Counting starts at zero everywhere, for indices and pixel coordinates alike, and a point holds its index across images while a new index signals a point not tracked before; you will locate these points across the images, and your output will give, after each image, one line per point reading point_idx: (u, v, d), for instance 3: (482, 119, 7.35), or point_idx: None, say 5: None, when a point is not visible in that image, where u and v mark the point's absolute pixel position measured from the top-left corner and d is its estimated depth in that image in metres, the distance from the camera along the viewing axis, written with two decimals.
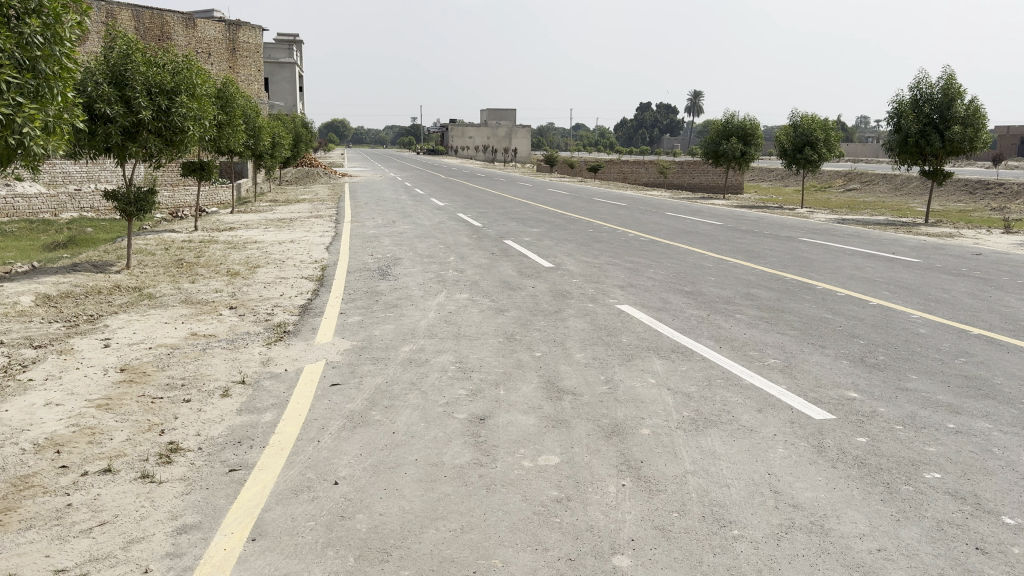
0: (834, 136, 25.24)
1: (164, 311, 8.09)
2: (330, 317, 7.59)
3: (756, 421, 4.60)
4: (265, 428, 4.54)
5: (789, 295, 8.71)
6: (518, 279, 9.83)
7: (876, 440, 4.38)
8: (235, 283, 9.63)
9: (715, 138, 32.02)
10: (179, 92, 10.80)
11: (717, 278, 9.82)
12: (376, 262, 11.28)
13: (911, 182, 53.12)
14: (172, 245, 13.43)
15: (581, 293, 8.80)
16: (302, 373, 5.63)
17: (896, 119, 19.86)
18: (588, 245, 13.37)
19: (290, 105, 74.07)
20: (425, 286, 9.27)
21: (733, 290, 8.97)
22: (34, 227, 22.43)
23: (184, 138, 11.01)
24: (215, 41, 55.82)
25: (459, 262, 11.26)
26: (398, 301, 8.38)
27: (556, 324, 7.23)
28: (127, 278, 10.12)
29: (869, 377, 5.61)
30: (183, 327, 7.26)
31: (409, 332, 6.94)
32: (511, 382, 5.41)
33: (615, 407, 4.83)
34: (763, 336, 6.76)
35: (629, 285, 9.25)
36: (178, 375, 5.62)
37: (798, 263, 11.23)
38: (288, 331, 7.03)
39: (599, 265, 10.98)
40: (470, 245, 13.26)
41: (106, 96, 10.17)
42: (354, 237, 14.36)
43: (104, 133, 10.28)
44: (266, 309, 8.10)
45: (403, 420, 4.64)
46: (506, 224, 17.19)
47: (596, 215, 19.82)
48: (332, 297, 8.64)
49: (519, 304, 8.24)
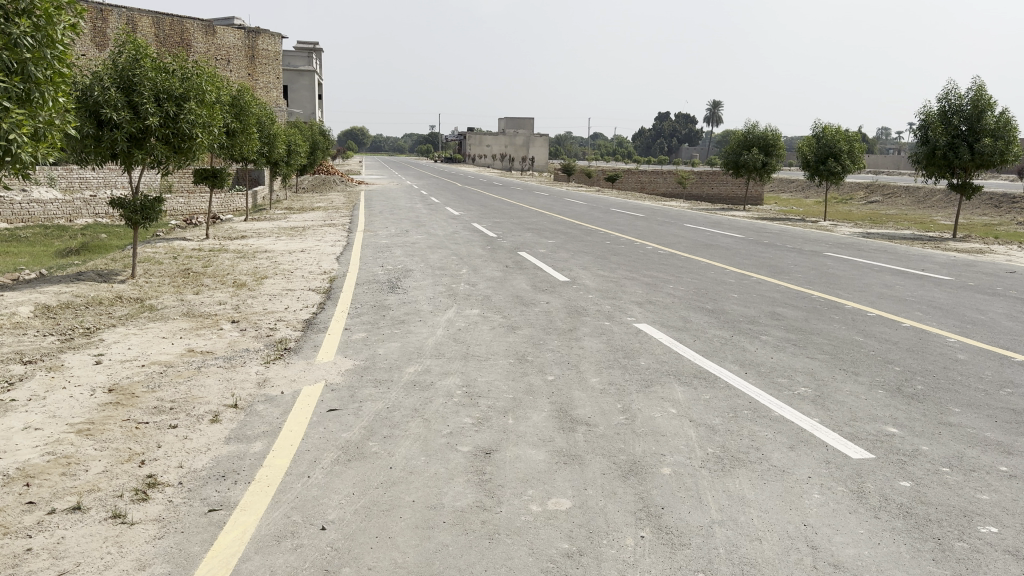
0: (858, 148, 24.68)
1: (163, 325, 7.79)
2: (334, 334, 7.25)
3: (788, 461, 4.22)
4: (253, 460, 4.20)
5: (817, 315, 8.29)
6: (532, 293, 9.46)
7: (922, 485, 3.97)
8: (239, 295, 9.32)
9: (735, 149, 31.53)
10: (188, 99, 10.56)
11: (740, 295, 9.41)
12: (386, 273, 10.96)
13: (934, 195, 52.23)
14: (180, 254, 13.19)
15: (598, 310, 8.42)
16: (299, 397, 5.30)
17: (923, 131, 19.35)
18: (605, 258, 12.99)
19: (308, 113, 74.37)
20: (435, 301, 8.93)
21: (757, 309, 8.55)
22: (49, 233, 22.36)
23: (193, 145, 10.78)
24: (235, 48, 56.01)
25: (472, 275, 10.92)
26: (406, 316, 8.04)
27: (570, 344, 6.85)
28: (130, 289, 9.85)
29: (908, 410, 5.20)
30: (181, 343, 6.95)
31: (416, 351, 6.59)
32: (521, 409, 5.04)
33: (633, 440, 4.45)
34: (791, 361, 6.36)
35: (648, 302, 8.86)
36: (168, 397, 5.30)
37: (825, 280, 10.78)
38: (289, 348, 6.71)
39: (616, 280, 10.58)
40: (484, 256, 12.91)
41: (113, 102, 9.92)
42: (365, 248, 14.06)
43: (110, 140, 10.04)
44: (268, 324, 7.78)
45: (403, 453, 4.28)
46: (521, 234, 16.84)
47: (614, 226, 19.42)
48: (338, 311, 8.32)
49: (532, 321, 7.87)
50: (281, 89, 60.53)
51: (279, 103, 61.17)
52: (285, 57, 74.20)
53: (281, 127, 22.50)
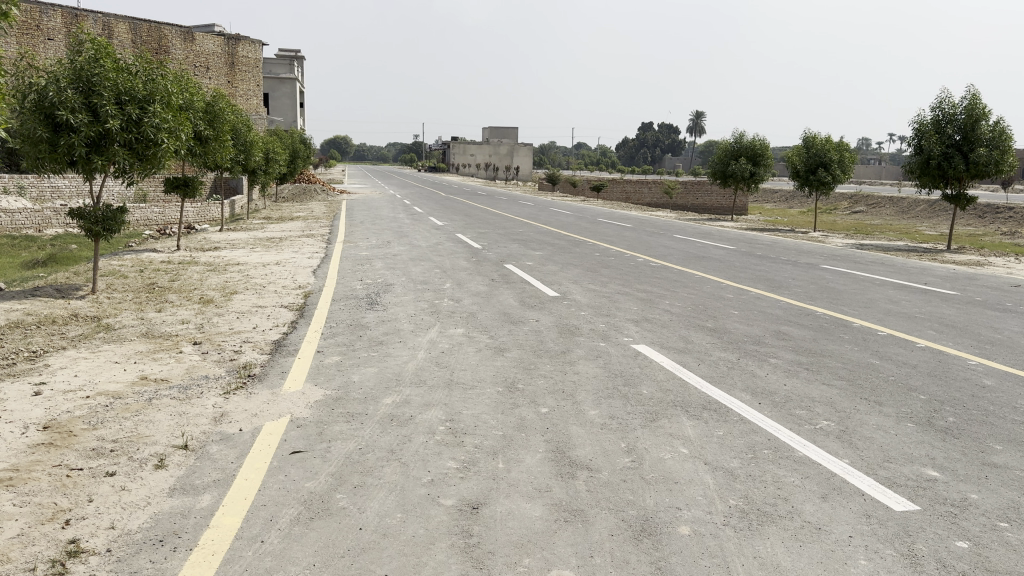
0: (848, 157, 24.33)
1: (118, 347, 7.12)
2: (304, 358, 6.61)
3: (823, 516, 3.65)
4: (198, 519, 3.58)
5: (825, 335, 7.76)
6: (520, 310, 8.87)
7: (982, 546, 3.39)
8: (205, 313, 8.68)
9: (723, 158, 31.16)
10: (152, 102, 9.97)
11: (741, 312, 8.87)
12: (365, 288, 10.34)
13: (918, 205, 52.28)
14: (147, 267, 12.48)
15: (591, 329, 7.84)
16: (260, 436, 4.67)
17: (917, 141, 19.01)
18: (595, 270, 12.44)
19: (290, 121, 73.66)
20: (416, 319, 8.31)
21: (762, 328, 8.01)
22: (16, 244, 21.50)
23: (158, 152, 10.19)
24: (215, 54, 55.15)
25: (456, 289, 10.31)
26: (385, 337, 7.41)
27: (564, 369, 6.27)
28: (88, 305, 9.15)
29: (945, 448, 4.65)
30: (134, 369, 6.29)
31: (394, 378, 5.97)
32: (512, 450, 4.44)
33: (643, 490, 3.86)
34: (807, 389, 5.80)
35: (645, 320, 8.29)
36: (109, 437, 4.65)
37: (828, 295, 10.27)
38: (253, 376, 6.07)
39: (609, 295, 10.02)
40: (469, 270, 12.31)
41: (70, 103, 9.24)
42: (344, 260, 13.43)
43: (67, 145, 9.38)
44: (234, 346, 7.14)
45: (376, 508, 3.66)
46: (507, 245, 16.27)
47: (603, 236, 18.92)
48: (311, 331, 7.68)
49: (522, 341, 7.28)
50: (262, 97, 59.84)
51: (260, 111, 60.38)
52: (266, 64, 73.28)
53: (257, 134, 21.83)
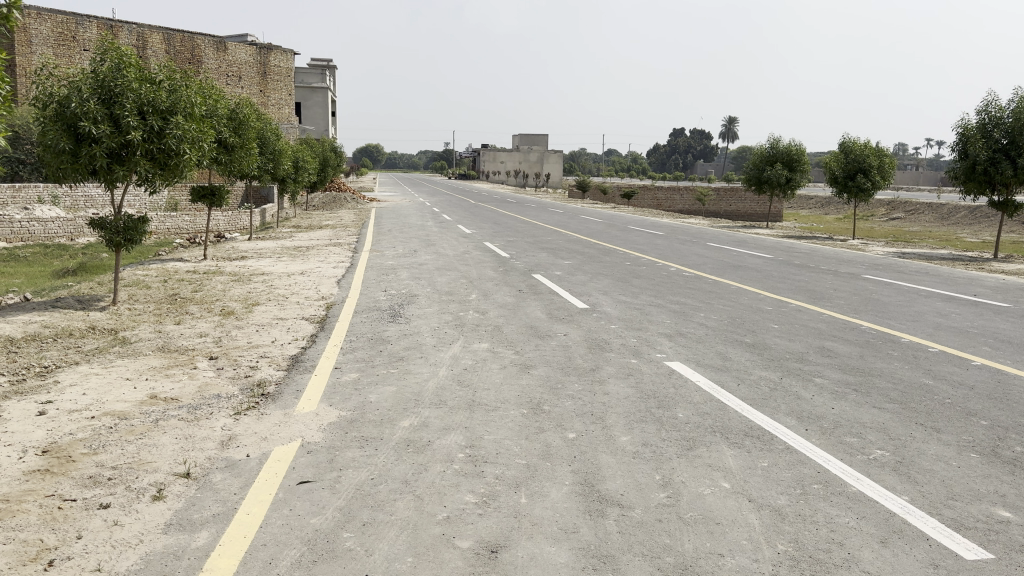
0: (888, 163, 23.61)
1: (131, 362, 6.90)
2: (321, 375, 6.32)
3: (884, 566, 3.25)
4: (193, 559, 3.28)
5: (873, 352, 7.30)
6: (548, 323, 8.53)
7: None
8: (223, 325, 8.45)
9: (758, 164, 30.53)
10: (175, 112, 9.80)
11: (781, 326, 8.43)
12: (389, 299, 10.07)
13: (958, 211, 50.96)
14: (171, 277, 12.35)
15: (623, 344, 7.46)
16: (268, 463, 4.38)
17: (962, 145, 18.35)
18: (626, 280, 12.05)
19: (321, 130, 74.21)
20: (439, 332, 8.00)
21: (804, 344, 7.57)
22: (48, 253, 21.66)
23: (180, 162, 10.02)
24: (247, 64, 55.66)
25: (482, 301, 10.00)
26: (406, 352, 7.11)
27: (593, 388, 5.90)
28: (107, 318, 8.98)
29: (1015, 483, 4.21)
30: (144, 387, 6.05)
31: (414, 398, 5.65)
32: (537, 481, 4.09)
33: (681, 533, 3.49)
34: (857, 414, 5.37)
35: (679, 334, 7.89)
36: (109, 463, 4.39)
37: (873, 308, 9.77)
38: (267, 395, 5.79)
39: (641, 307, 9.62)
40: (496, 280, 11.98)
41: (91, 114, 9.08)
42: (369, 269, 13.19)
43: (88, 156, 9.22)
44: (250, 361, 6.89)
45: (386, 550, 3.34)
46: (536, 254, 15.92)
47: (634, 245, 18.48)
48: (331, 345, 7.40)
49: (549, 358, 6.92)
50: (293, 106, 60.32)
51: (291, 120, 60.82)
52: (298, 74, 73.82)
53: (285, 142, 21.77)
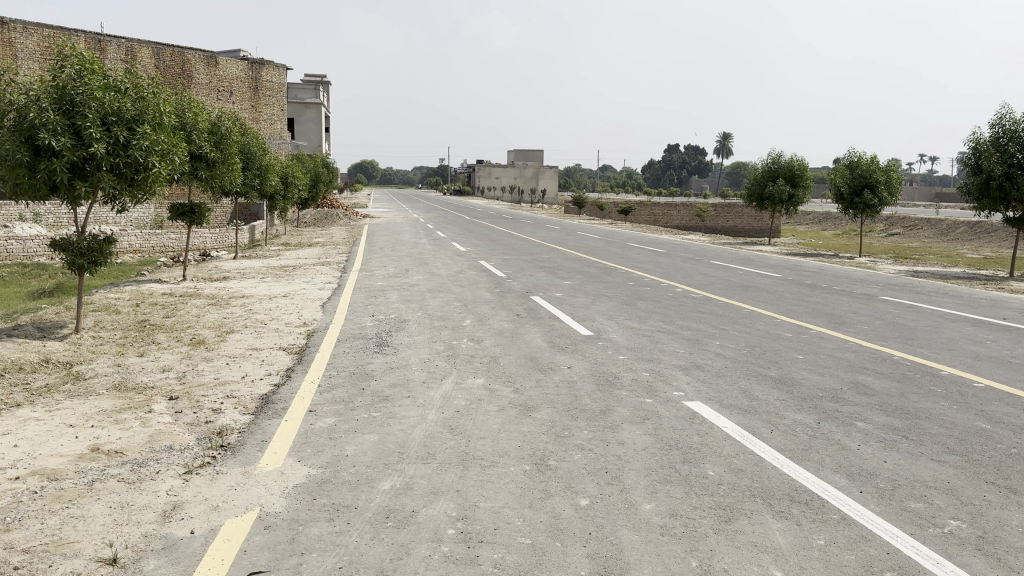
0: (896, 178, 22.92)
1: (80, 404, 6.08)
2: (293, 421, 5.51)
3: None
4: None
5: (913, 389, 6.54)
6: (549, 354, 7.75)
7: None
8: (191, 358, 7.65)
9: (760, 180, 29.85)
10: (142, 122, 9.04)
11: (806, 357, 7.66)
12: (376, 326, 9.28)
13: (958, 228, 50.50)
14: (144, 301, 11.54)
15: (634, 379, 6.68)
16: (215, 544, 3.58)
17: (974, 160, 17.69)
18: (631, 303, 11.29)
19: (315, 146, 73.66)
20: (430, 365, 7.21)
21: (835, 379, 6.81)
22: (25, 273, 20.78)
23: (149, 176, 9.25)
24: (238, 79, 55.04)
25: (476, 327, 9.23)
26: (392, 390, 6.32)
27: (605, 436, 5.10)
28: (65, 348, 8.16)
29: None
30: (86, 436, 5.23)
31: (398, 450, 4.85)
32: (546, 571, 3.29)
33: None
34: (915, 471, 4.59)
35: (695, 367, 7.12)
36: (19, 545, 3.59)
37: (901, 335, 9.03)
38: (228, 448, 4.97)
39: (650, 333, 8.84)
40: (492, 303, 11.21)
41: (50, 125, 8.29)
42: (357, 291, 12.41)
43: (46, 171, 8.42)
44: (214, 402, 6.09)
45: None
46: (534, 274, 15.17)
47: (634, 263, 17.75)
48: (307, 382, 6.61)
49: (552, 396, 6.12)
50: (286, 121, 59.65)
51: (284, 136, 60.08)
52: (291, 90, 73.09)
53: (272, 158, 21.04)
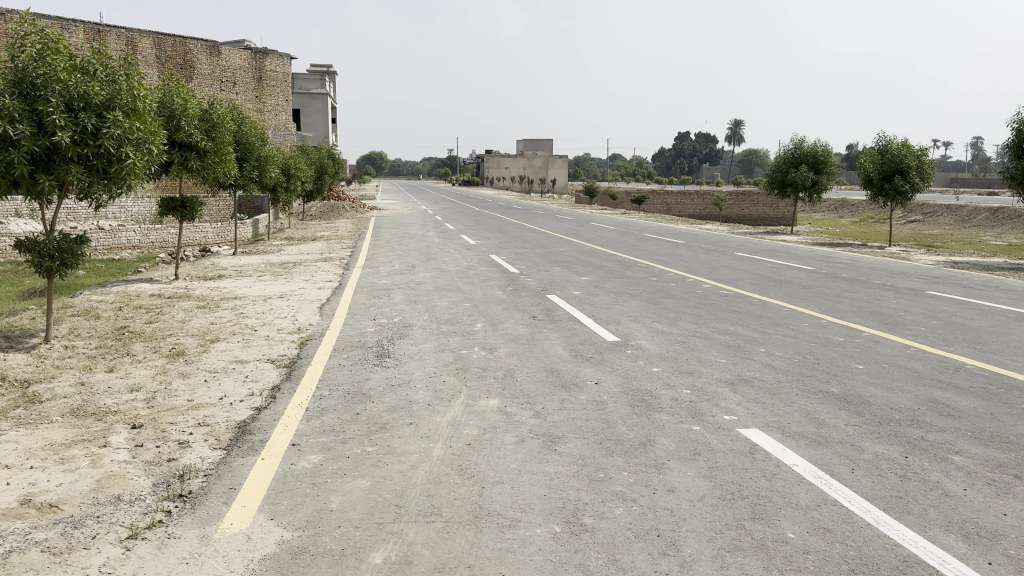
0: (928, 162, 21.77)
1: (26, 436, 5.18)
2: (271, 459, 4.58)
3: None
4: None
5: (1004, 408, 5.54)
6: (572, 366, 6.79)
7: None
8: (166, 374, 6.73)
9: (781, 166, 28.71)
10: (113, 107, 8.13)
11: (867, 367, 6.67)
12: (377, 332, 8.36)
13: (979, 215, 49.10)
14: (128, 304, 10.64)
15: (674, 399, 5.71)
16: None
17: (1019, 143, 16.57)
18: (657, 302, 10.32)
19: (322, 138, 72.85)
20: (436, 382, 6.27)
21: (909, 396, 5.82)
22: (18, 271, 19.96)
23: (123, 168, 8.33)
24: (241, 69, 54.22)
25: (488, 332, 8.28)
26: (392, 416, 5.37)
27: (650, 482, 4.14)
28: (26, 363, 7.25)
29: None
30: (20, 482, 4.32)
31: (393, 504, 3.90)
32: None
33: None
34: None
35: (742, 382, 6.15)
36: None
37: (967, 338, 8.03)
38: (187, 499, 4.04)
39: (683, 339, 7.86)
40: (504, 303, 10.25)
41: (7, 111, 7.37)
42: (358, 291, 11.49)
43: (4, 163, 7.47)
44: (182, 432, 5.17)
45: None
46: (549, 269, 14.20)
47: (654, 256, 16.74)
48: (293, 406, 5.66)
49: (579, 423, 5.17)
50: (291, 112, 58.80)
51: (290, 127, 59.24)
52: (296, 80, 72.09)
53: (273, 150, 20.15)
